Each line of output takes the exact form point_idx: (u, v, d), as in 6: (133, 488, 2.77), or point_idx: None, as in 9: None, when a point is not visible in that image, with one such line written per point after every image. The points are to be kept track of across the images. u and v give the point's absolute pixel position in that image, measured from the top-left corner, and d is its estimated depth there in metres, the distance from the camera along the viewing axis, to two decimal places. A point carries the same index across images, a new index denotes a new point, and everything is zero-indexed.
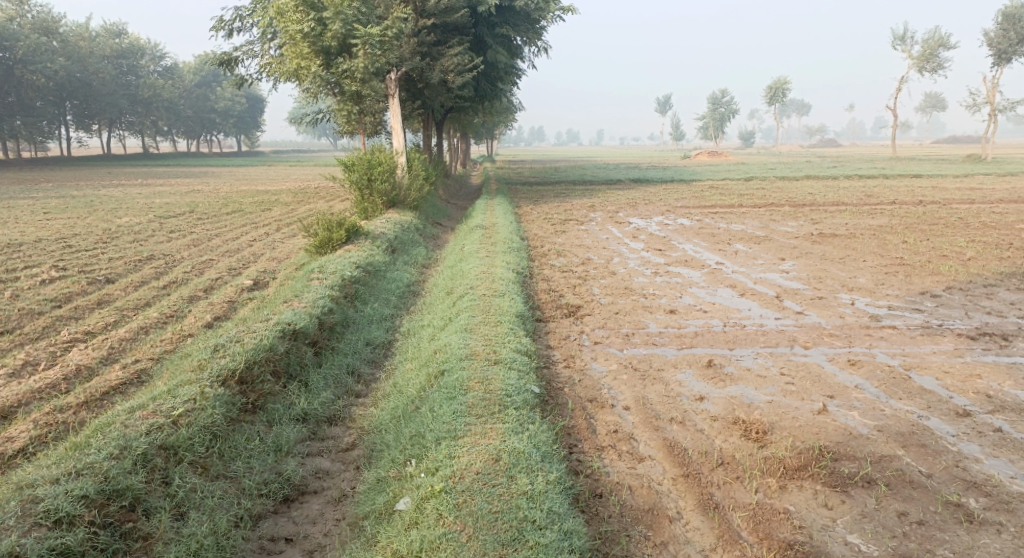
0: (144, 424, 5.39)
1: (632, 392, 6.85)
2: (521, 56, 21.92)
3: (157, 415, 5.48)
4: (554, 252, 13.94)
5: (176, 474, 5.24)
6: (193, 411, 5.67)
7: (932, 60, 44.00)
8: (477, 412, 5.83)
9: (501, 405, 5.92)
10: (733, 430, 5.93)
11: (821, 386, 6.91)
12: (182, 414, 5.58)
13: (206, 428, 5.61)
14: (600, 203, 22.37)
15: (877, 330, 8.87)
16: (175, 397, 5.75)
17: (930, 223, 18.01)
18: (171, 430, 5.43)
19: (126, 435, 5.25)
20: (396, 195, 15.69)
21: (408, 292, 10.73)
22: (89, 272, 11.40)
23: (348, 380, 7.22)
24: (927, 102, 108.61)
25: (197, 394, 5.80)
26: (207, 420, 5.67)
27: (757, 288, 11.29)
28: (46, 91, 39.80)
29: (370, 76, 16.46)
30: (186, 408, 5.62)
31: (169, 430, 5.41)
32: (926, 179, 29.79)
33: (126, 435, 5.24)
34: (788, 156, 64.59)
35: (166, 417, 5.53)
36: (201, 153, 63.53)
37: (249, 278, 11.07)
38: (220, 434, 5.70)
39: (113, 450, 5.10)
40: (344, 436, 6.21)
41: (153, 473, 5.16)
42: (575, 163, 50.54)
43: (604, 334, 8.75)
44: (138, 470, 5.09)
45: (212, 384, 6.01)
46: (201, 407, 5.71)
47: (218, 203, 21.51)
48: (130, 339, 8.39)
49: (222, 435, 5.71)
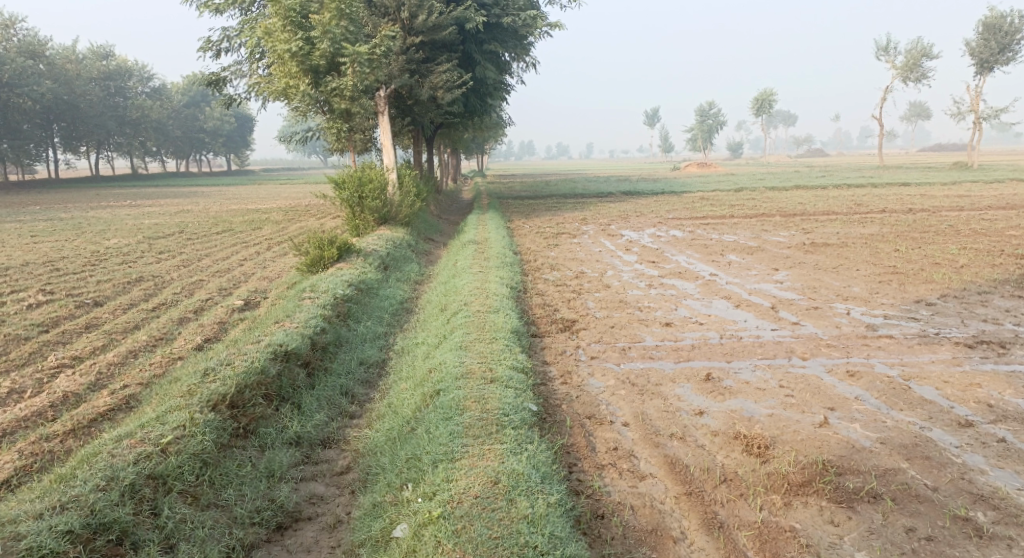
0: (132, 454, 5.26)
1: (631, 407, 6.76)
2: (510, 72, 21.96)
3: (145, 444, 5.35)
4: (547, 266, 13.87)
5: (165, 505, 5.10)
6: (182, 438, 5.54)
7: (916, 69, 44.35)
8: (475, 433, 5.72)
9: (499, 425, 5.81)
10: (734, 445, 5.83)
11: (822, 398, 6.84)
12: (171, 441, 5.46)
13: (196, 456, 5.48)
14: (592, 216, 22.35)
15: (874, 340, 8.82)
16: (164, 424, 5.62)
17: (921, 231, 18.05)
18: (159, 458, 5.30)
19: (113, 465, 5.11)
20: (388, 211, 15.63)
21: (401, 310, 10.63)
22: (77, 295, 11.27)
23: (341, 401, 7.11)
24: (912, 111, 109.55)
25: (186, 420, 5.67)
26: (197, 447, 5.54)
27: (752, 298, 11.24)
28: (33, 114, 39.72)
29: (359, 94, 16.61)
30: (175, 436, 5.50)
31: (158, 459, 5.28)
32: (915, 187, 29.92)
33: (113, 465, 5.11)
34: (776, 166, 64.88)
35: (155, 445, 5.40)
36: (190, 173, 63.42)
37: (240, 298, 10.96)
38: (211, 461, 5.57)
39: (100, 481, 4.97)
40: (338, 459, 6.09)
41: (141, 504, 5.03)
42: (565, 176, 50.65)
43: (600, 349, 8.66)
44: (125, 502, 4.96)
45: (201, 409, 5.88)
46: (191, 434, 5.59)
47: (208, 223, 21.39)
48: (118, 363, 8.27)
49: (213, 462, 5.58)
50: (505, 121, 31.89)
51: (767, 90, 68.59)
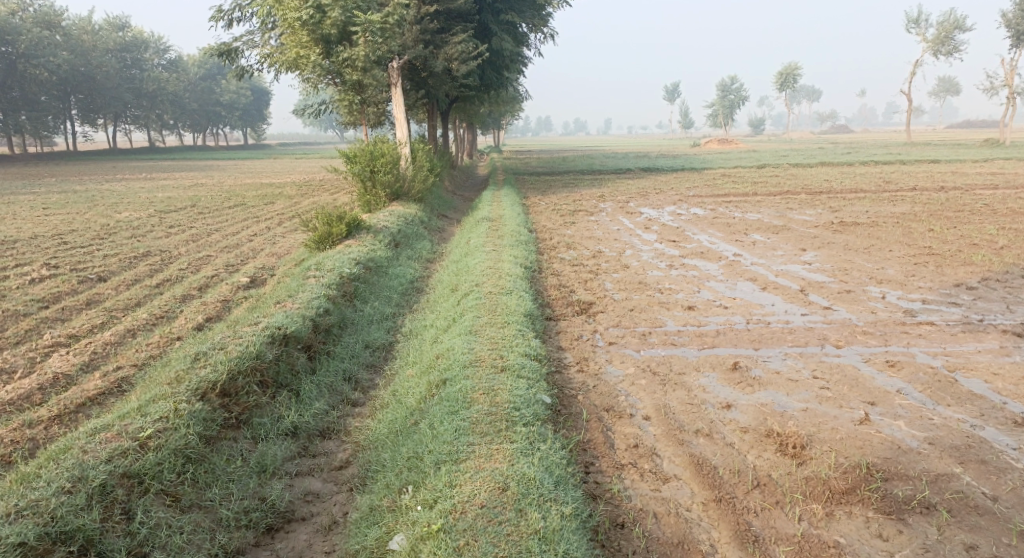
0: (105, 450, 4.87)
1: (652, 399, 6.28)
2: (527, 44, 21.30)
3: (121, 439, 4.97)
4: (564, 245, 13.34)
5: (139, 508, 4.71)
6: (164, 432, 5.14)
7: (947, 43, 42.99)
8: (483, 430, 5.26)
9: (509, 421, 5.34)
10: (767, 444, 5.33)
11: (860, 392, 6.35)
12: (152, 435, 5.07)
13: (178, 451, 5.08)
14: (610, 193, 21.77)
15: (913, 327, 8.30)
16: (146, 416, 5.22)
17: (955, 210, 17.31)
18: (136, 456, 4.91)
19: (82, 464, 4.73)
20: (401, 187, 15.10)
21: (411, 289, 10.17)
22: (81, 270, 10.87)
23: (343, 388, 6.67)
24: (939, 86, 107.05)
25: (170, 411, 5.27)
26: (180, 442, 5.14)
27: (779, 281, 10.68)
28: (50, 86, 39.48)
29: (371, 65, 15.93)
30: (156, 429, 5.11)
31: (134, 456, 4.89)
32: (944, 164, 28.94)
33: (82, 463, 4.73)
34: (798, 143, 63.59)
35: (133, 440, 5.01)
36: (207, 146, 63.09)
37: (246, 275, 10.55)
38: (194, 457, 5.16)
39: (65, 484, 4.59)
40: (337, 452, 5.66)
41: (111, 509, 4.64)
42: (583, 153, 49.78)
43: (619, 333, 8.19)
44: (92, 508, 4.57)
45: (188, 399, 5.47)
46: (174, 427, 5.19)
47: (221, 197, 20.98)
48: (115, 343, 7.86)
49: (197, 458, 5.17)
50: (520, 95, 31.18)
51: (791, 63, 67.01)
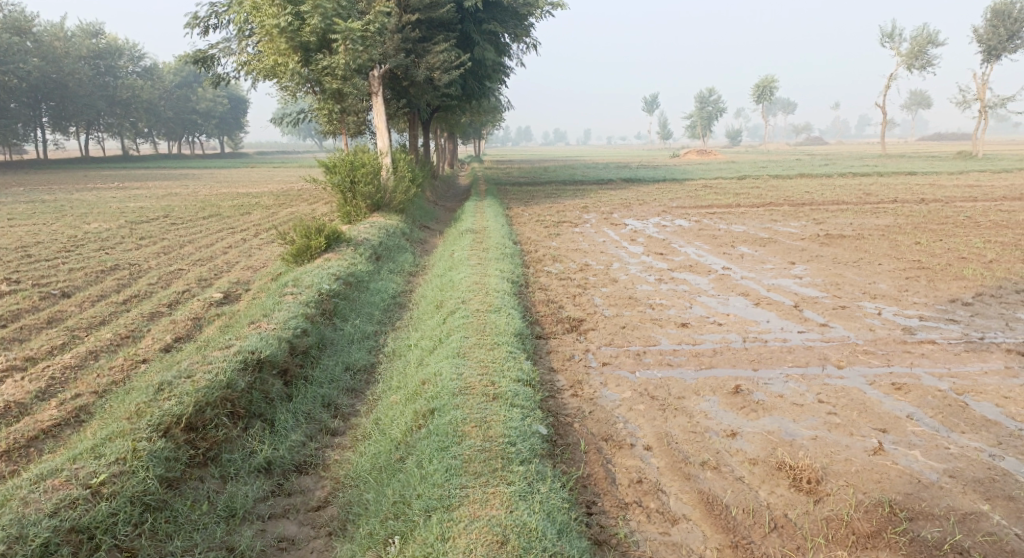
0: (51, 501, 4.44)
1: (652, 427, 5.93)
2: (509, 54, 21.01)
3: (71, 486, 4.54)
4: (549, 257, 12.99)
5: None
6: (120, 476, 4.71)
7: (921, 56, 43.40)
8: (476, 469, 4.88)
9: (505, 460, 4.95)
10: (779, 479, 5.00)
11: (871, 418, 6.04)
12: (106, 481, 4.64)
13: (135, 499, 4.65)
14: (593, 204, 21.49)
15: (915, 346, 8.01)
16: (100, 458, 4.79)
17: (939, 223, 17.20)
18: (87, 506, 4.48)
19: (22, 519, 4.31)
20: (382, 198, 14.67)
21: (393, 305, 9.75)
22: (44, 285, 10.31)
23: (321, 416, 6.23)
24: (912, 99, 108.43)
25: (128, 452, 4.85)
26: (137, 488, 4.71)
27: (772, 296, 10.38)
28: (19, 93, 38.65)
29: (351, 73, 15.49)
30: (111, 474, 4.68)
31: (85, 507, 4.47)
32: (922, 176, 29.02)
33: (22, 518, 4.31)
34: (775, 155, 63.81)
35: (85, 487, 4.58)
36: (182, 155, 62.13)
37: (219, 290, 10.06)
38: (154, 504, 4.73)
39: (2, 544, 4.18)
40: (315, 490, 5.23)
41: None
42: (564, 163, 49.59)
43: (612, 353, 7.82)
44: None
45: (149, 436, 5.03)
46: (132, 470, 4.77)
47: (195, 207, 20.37)
48: (75, 366, 7.37)
49: (157, 505, 4.74)
50: (502, 105, 30.85)
51: (769, 76, 67.26)
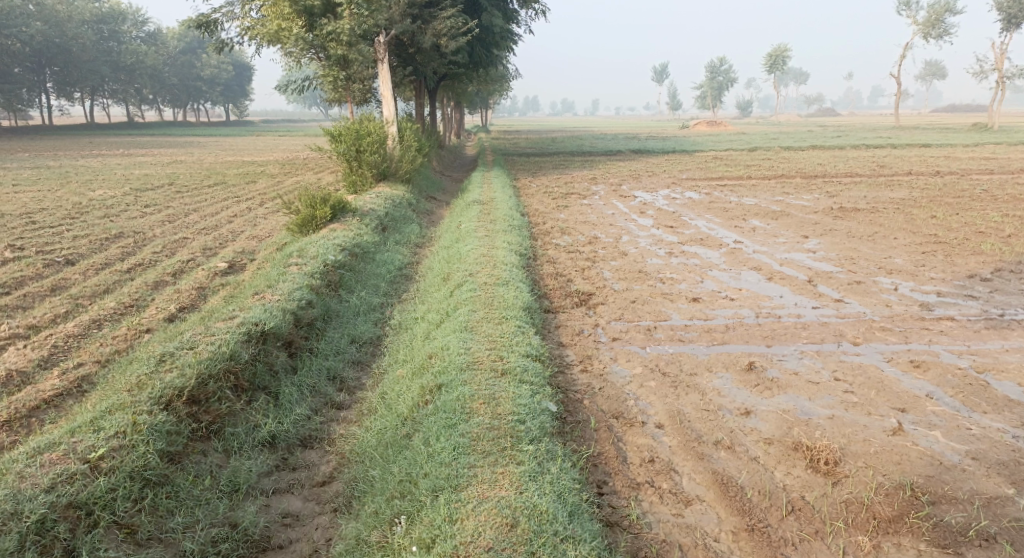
0: (47, 476, 4.34)
1: (664, 404, 5.78)
2: (517, 21, 20.60)
3: (69, 460, 4.44)
4: (558, 229, 12.80)
5: (86, 546, 4.18)
6: (119, 451, 4.60)
7: (938, 25, 42.49)
8: (484, 448, 4.75)
9: (514, 438, 4.82)
10: (796, 459, 4.87)
11: (889, 397, 5.88)
12: (105, 456, 4.54)
13: (135, 474, 4.54)
14: (602, 175, 21.21)
15: (933, 323, 7.82)
16: (99, 432, 4.68)
17: (955, 196, 16.87)
18: (85, 481, 4.38)
19: (17, 495, 4.21)
20: (388, 167, 14.45)
21: (400, 277, 9.59)
22: (48, 253, 10.18)
23: (326, 389, 6.11)
24: (927, 69, 106.62)
25: (127, 426, 4.73)
26: (137, 463, 4.60)
27: (785, 270, 10.18)
28: (23, 57, 38.37)
29: (357, 39, 15.20)
30: (110, 448, 4.57)
31: (83, 482, 4.37)
32: (937, 149, 28.51)
33: (18, 494, 4.21)
34: (787, 126, 62.87)
35: (83, 461, 4.48)
36: (188, 123, 61.76)
37: (224, 260, 9.92)
38: (154, 479, 4.62)
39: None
40: (320, 465, 5.11)
41: (50, 548, 4.12)
42: (573, 134, 48.98)
43: (622, 328, 7.66)
44: (27, 548, 4.06)
45: (150, 409, 4.92)
46: (131, 444, 4.66)
47: (200, 175, 20.18)
48: (79, 335, 7.25)
49: (157, 481, 4.63)
50: (509, 73, 30.34)
51: (783, 45, 66.08)
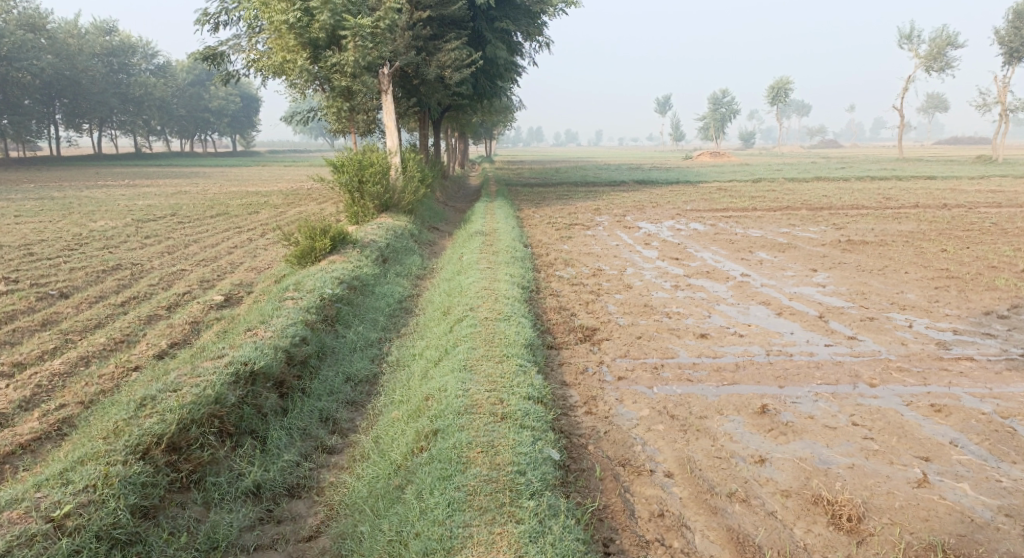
0: (6, 537, 4.07)
1: (673, 450, 5.49)
2: (521, 53, 20.58)
3: (31, 519, 4.16)
4: (561, 261, 12.56)
5: None
6: (87, 507, 4.33)
7: (941, 58, 42.60)
8: (481, 504, 4.49)
9: (513, 493, 4.55)
10: (816, 515, 4.63)
11: (911, 444, 5.58)
12: (72, 513, 4.26)
13: (103, 534, 4.26)
14: (606, 206, 21.04)
15: (952, 363, 7.52)
16: (67, 486, 4.40)
17: (964, 229, 16.61)
18: (47, 543, 4.11)
19: None
20: (390, 198, 14.26)
21: (399, 310, 9.33)
22: (42, 285, 9.95)
23: (317, 432, 5.82)
24: (929, 102, 106.96)
25: (99, 478, 4.46)
26: (106, 520, 4.32)
27: (795, 305, 9.90)
28: (32, 90, 38.58)
29: (361, 70, 15.11)
30: (78, 505, 4.29)
31: (45, 544, 4.08)
32: (942, 181, 28.30)
33: None
34: (790, 157, 62.90)
35: (47, 520, 4.20)
36: (194, 152, 62.03)
37: (221, 293, 9.68)
38: (124, 538, 4.33)
39: None
40: (307, 518, 4.83)
41: None
42: (576, 165, 48.94)
43: (628, 366, 7.37)
44: None
45: (125, 459, 4.65)
46: (100, 500, 4.38)
47: (203, 205, 20.04)
48: (65, 373, 6.98)
49: (128, 539, 4.35)
50: (513, 104, 30.36)
51: (784, 79, 66.54)
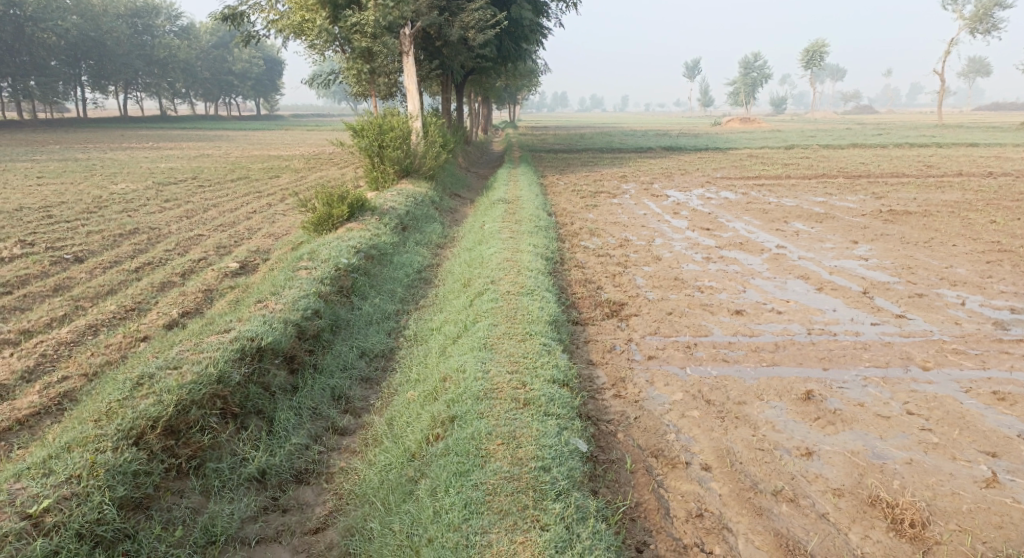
0: None
1: (710, 438, 5.04)
2: (547, 14, 19.84)
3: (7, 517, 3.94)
4: (587, 231, 12.04)
5: None
6: (70, 501, 4.09)
7: (986, 20, 40.86)
8: (502, 506, 4.19)
9: (536, 494, 4.24)
10: (874, 519, 4.32)
11: (975, 437, 5.10)
12: (52, 508, 4.04)
13: (85, 531, 4.02)
14: (633, 173, 20.38)
15: (1013, 345, 6.95)
16: (48, 477, 4.16)
17: (1013, 200, 15.78)
18: (24, 542, 3.89)
19: None
20: (412, 163, 13.76)
21: (418, 281, 8.91)
22: (57, 249, 9.63)
23: (328, 411, 5.44)
24: (970, 67, 103.37)
25: (85, 468, 4.22)
26: (89, 516, 4.07)
27: (835, 280, 9.32)
28: (58, 51, 38.30)
29: (382, 31, 14.58)
30: (57, 499, 4.06)
31: (18, 545, 3.87)
32: (985, 148, 27.13)
33: None
34: (823, 124, 61.06)
35: (24, 517, 3.97)
36: (219, 116, 61.73)
37: (236, 260, 9.30)
38: (111, 534, 4.09)
39: None
40: (315, 507, 4.54)
41: None
42: (602, 130, 47.95)
43: (659, 344, 6.90)
44: None
45: (115, 446, 4.38)
46: (84, 493, 4.14)
47: (225, 169, 19.68)
48: (71, 341, 6.62)
49: (115, 535, 4.11)
50: (538, 68, 29.56)
51: (821, 42, 64.03)
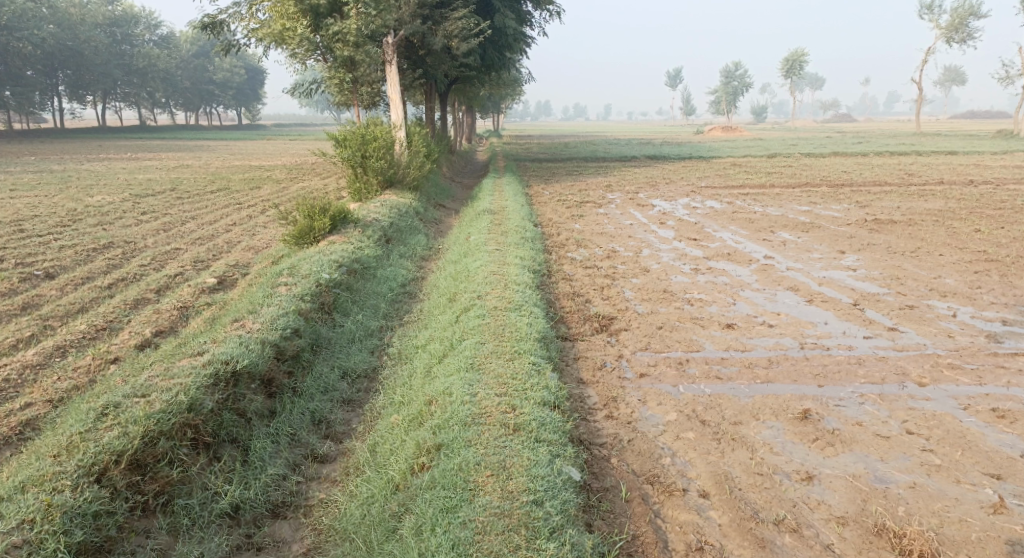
0: None
1: (707, 463, 4.87)
2: (531, 23, 19.74)
3: None
4: (573, 242, 11.88)
5: None
6: (23, 548, 3.93)
7: (962, 29, 41.31)
8: (491, 547, 4.04)
9: (525, 532, 4.09)
10: (880, 550, 4.24)
11: (979, 457, 4.96)
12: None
13: None
14: (618, 182, 20.26)
15: (1008, 359, 6.85)
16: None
17: (995, 208, 15.82)
18: None
19: None
20: (395, 173, 13.54)
21: (402, 295, 8.68)
22: (28, 265, 9.31)
23: (308, 437, 5.20)
24: (946, 76, 104.64)
25: (39, 511, 4.05)
26: None
27: (825, 291, 9.21)
28: (34, 61, 37.70)
29: (364, 40, 14.39)
30: (9, 547, 3.90)
31: None
32: (964, 156, 27.33)
33: None
34: (803, 132, 61.38)
35: None
36: (199, 125, 61.12)
37: (214, 275, 9.02)
38: None
39: None
40: (292, 545, 4.36)
41: None
42: (585, 138, 48.04)
43: (650, 360, 6.72)
44: None
45: (75, 485, 4.19)
46: (38, 539, 3.97)
47: (204, 180, 19.34)
48: (36, 365, 6.31)
49: None
50: (521, 77, 29.47)
51: (800, 50, 64.32)
